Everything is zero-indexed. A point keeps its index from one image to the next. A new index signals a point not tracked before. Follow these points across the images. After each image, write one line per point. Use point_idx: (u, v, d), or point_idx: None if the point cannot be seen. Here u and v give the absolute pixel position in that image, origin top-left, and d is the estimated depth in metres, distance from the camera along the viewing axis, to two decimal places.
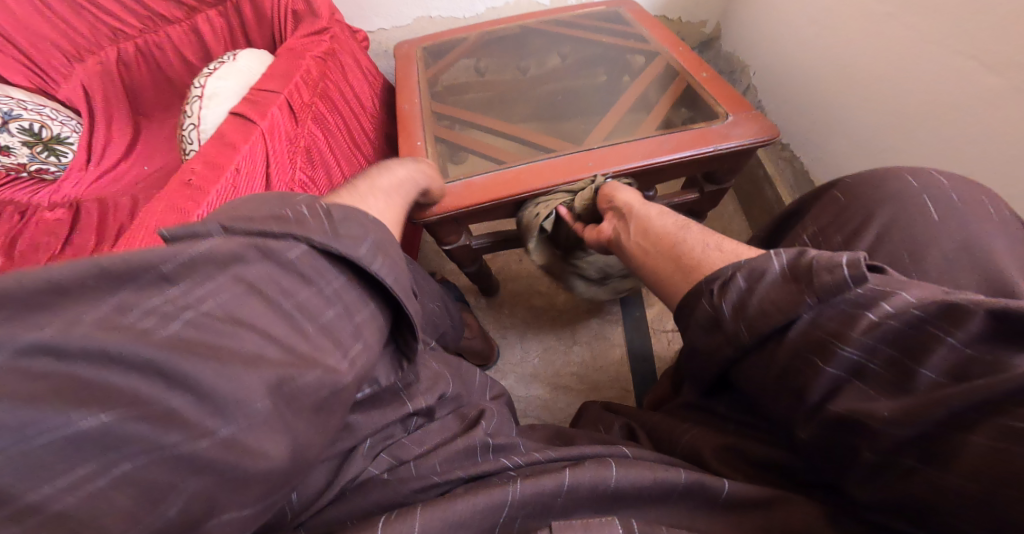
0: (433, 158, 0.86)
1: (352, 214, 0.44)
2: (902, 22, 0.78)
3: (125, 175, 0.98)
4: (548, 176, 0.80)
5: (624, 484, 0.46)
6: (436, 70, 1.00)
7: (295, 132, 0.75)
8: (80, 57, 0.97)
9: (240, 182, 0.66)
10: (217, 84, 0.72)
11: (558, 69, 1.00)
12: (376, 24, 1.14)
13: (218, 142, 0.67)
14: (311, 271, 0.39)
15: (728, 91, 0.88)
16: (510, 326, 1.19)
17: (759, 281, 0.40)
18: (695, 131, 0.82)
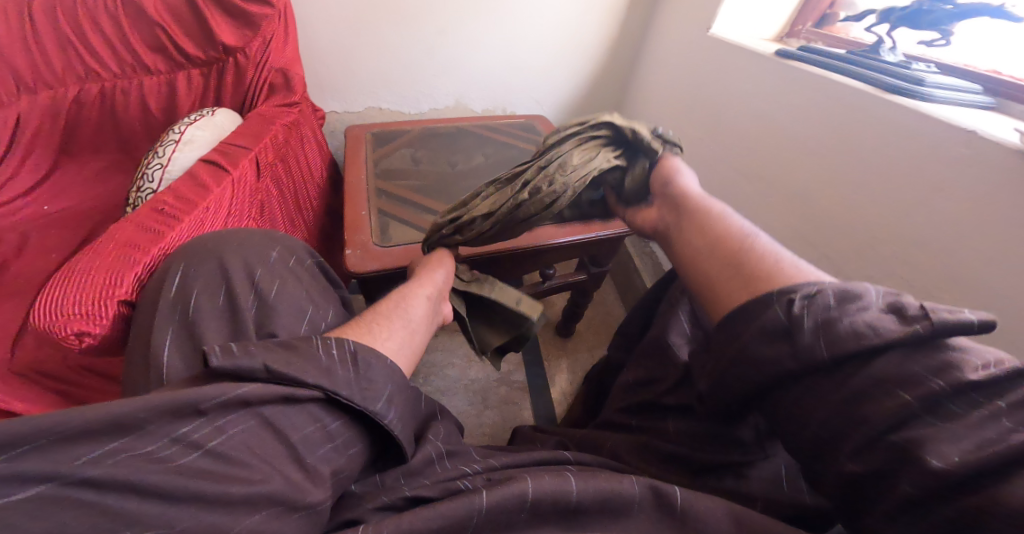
0: (372, 225, 0.96)
1: (374, 363, 0.54)
2: (710, 146, 1.12)
3: (18, 212, 0.90)
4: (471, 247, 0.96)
5: (585, 495, 0.57)
6: (380, 152, 1.13)
7: (257, 186, 0.80)
8: (31, 89, 0.90)
9: (207, 220, 0.70)
10: (195, 132, 0.77)
11: (483, 163, 1.19)
12: (330, 105, 1.29)
13: (191, 181, 0.71)
14: (316, 416, 0.50)
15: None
16: (423, 393, 1.22)
17: (850, 303, 0.44)
18: (585, 221, 1.05)
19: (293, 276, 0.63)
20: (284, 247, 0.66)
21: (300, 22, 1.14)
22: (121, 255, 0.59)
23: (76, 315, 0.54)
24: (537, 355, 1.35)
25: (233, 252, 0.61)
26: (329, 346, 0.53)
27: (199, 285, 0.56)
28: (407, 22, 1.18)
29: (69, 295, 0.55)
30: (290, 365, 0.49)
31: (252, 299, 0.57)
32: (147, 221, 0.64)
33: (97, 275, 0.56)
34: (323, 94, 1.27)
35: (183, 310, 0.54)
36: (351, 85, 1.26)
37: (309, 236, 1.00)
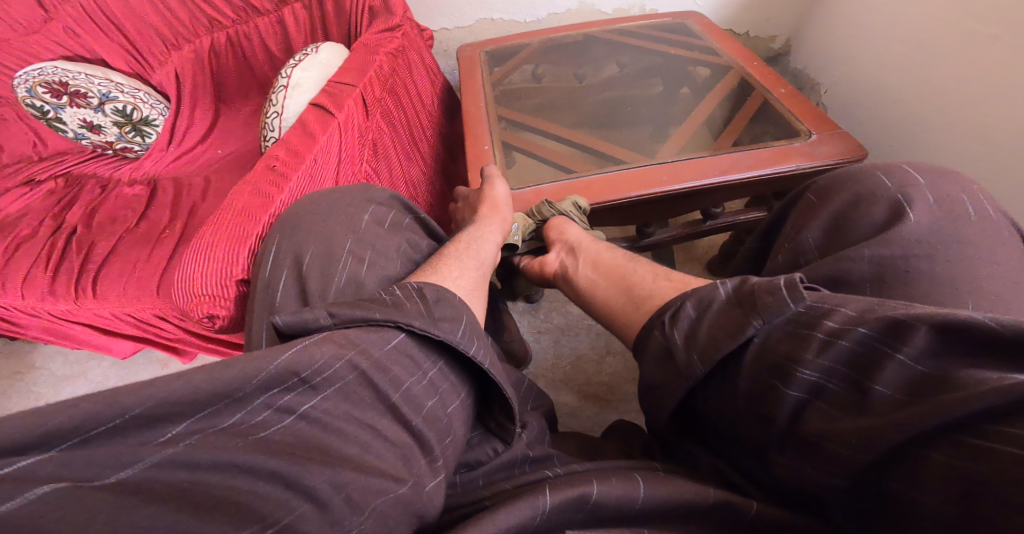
0: (501, 160, 0.89)
1: (441, 295, 0.59)
2: (1008, 45, 0.81)
3: (201, 157, 1.10)
4: (622, 189, 0.82)
5: (648, 502, 0.49)
6: (499, 73, 1.04)
7: (366, 125, 0.78)
8: (178, 46, 1.08)
9: (316, 173, 0.71)
10: (301, 75, 0.78)
11: (613, 77, 1.04)
12: (439, 22, 1.20)
13: (299, 131, 0.72)
14: (410, 362, 0.54)
15: (808, 108, 0.89)
16: (544, 331, 1.25)
17: (705, 311, 0.47)
18: (779, 149, 0.83)
19: (388, 240, 0.66)
20: (375, 203, 0.68)
21: None
22: (237, 228, 0.64)
23: (206, 297, 0.62)
24: None
25: (323, 223, 0.62)
26: (398, 292, 0.59)
27: (294, 263, 0.59)
28: None
29: (200, 277, 0.63)
30: (355, 309, 0.54)
31: (345, 263, 0.59)
32: (260, 183, 0.68)
33: (215, 253, 0.62)
34: (431, 12, 1.18)
35: (274, 295, 0.57)
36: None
37: (426, 171, 0.99)
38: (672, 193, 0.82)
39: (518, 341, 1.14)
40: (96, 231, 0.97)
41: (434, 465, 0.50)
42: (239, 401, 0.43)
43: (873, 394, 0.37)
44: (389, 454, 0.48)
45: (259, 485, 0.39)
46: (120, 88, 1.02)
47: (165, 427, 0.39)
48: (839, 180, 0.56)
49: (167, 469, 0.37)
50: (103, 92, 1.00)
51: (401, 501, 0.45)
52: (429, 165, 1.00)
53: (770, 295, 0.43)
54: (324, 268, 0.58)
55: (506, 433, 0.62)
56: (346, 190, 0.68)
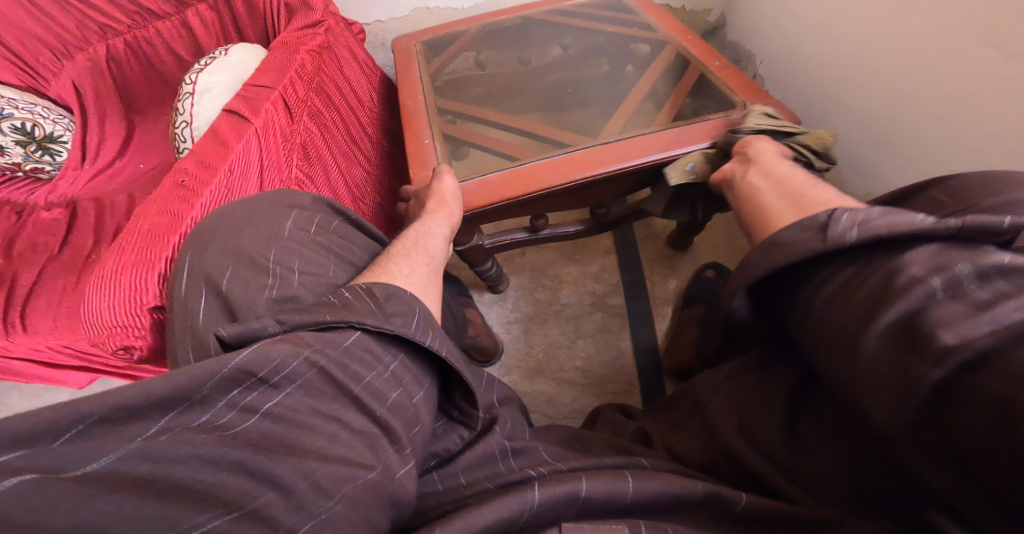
0: (440, 153, 0.84)
1: (392, 291, 0.56)
2: (917, 13, 0.80)
3: (121, 173, 1.01)
4: (565, 171, 0.79)
5: (641, 497, 0.52)
6: (436, 64, 0.98)
7: (292, 128, 0.73)
8: (70, 55, 0.96)
9: (234, 184, 0.66)
10: (210, 79, 0.71)
11: (558, 59, 1.01)
12: (372, 15, 1.13)
13: (212, 140, 0.66)
14: (368, 359, 0.51)
15: (743, 79, 0.87)
16: (513, 321, 1.21)
17: (899, 216, 0.43)
18: (716, 121, 0.81)
19: (312, 244, 0.60)
20: (296, 207, 0.62)
21: None
22: (145, 250, 0.59)
23: (118, 330, 0.58)
24: (636, 273, 1.23)
25: (240, 237, 0.57)
26: (344, 293, 0.55)
27: (210, 287, 0.53)
28: None
29: (105, 308, 0.58)
30: (304, 314, 0.51)
31: (273, 281, 0.54)
32: (170, 202, 0.62)
33: (122, 280, 0.57)
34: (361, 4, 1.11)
35: (194, 321, 0.52)
36: None
37: (371, 170, 0.93)
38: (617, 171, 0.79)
39: (487, 335, 1.10)
40: (17, 261, 0.88)
41: (405, 452, 0.49)
42: (201, 400, 0.42)
43: (995, 318, 0.34)
44: (356, 444, 0.46)
45: (229, 478, 0.38)
46: (13, 104, 0.92)
47: (130, 426, 0.38)
48: (972, 181, 0.51)
49: (129, 462, 0.35)
50: None
51: (374, 488, 0.44)
52: (373, 163, 0.94)
53: (977, 227, 0.40)
54: (246, 282, 0.53)
55: (472, 419, 0.60)
56: (260, 197, 0.62)
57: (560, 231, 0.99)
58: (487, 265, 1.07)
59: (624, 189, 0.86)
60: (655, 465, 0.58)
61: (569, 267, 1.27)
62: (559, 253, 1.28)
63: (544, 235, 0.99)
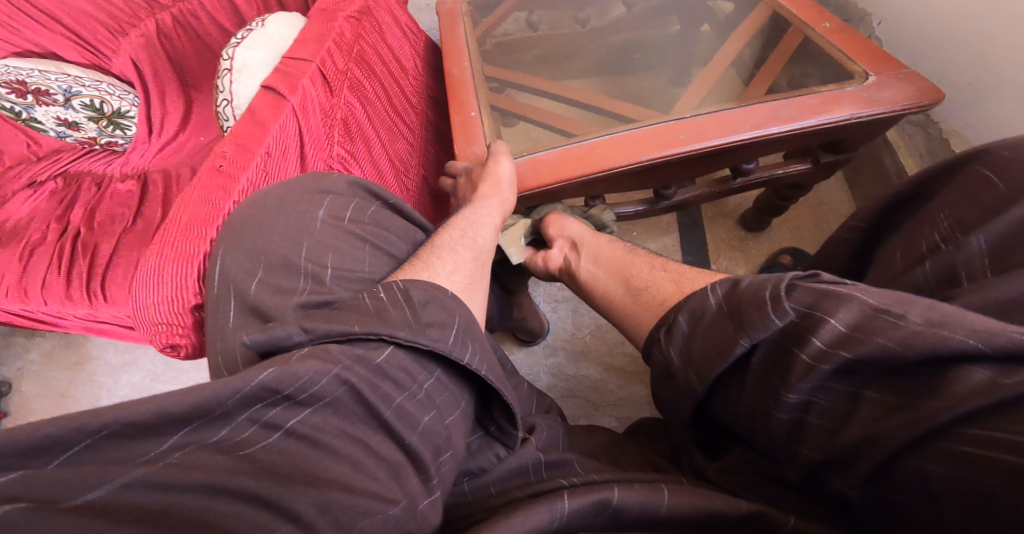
0: (488, 128, 0.79)
1: (430, 296, 0.52)
2: None
3: (184, 146, 1.06)
4: (629, 153, 0.71)
5: (676, 513, 0.45)
6: (483, 27, 0.91)
7: (332, 103, 0.71)
8: (124, 32, 0.98)
9: (272, 167, 0.65)
10: (246, 55, 0.69)
11: (622, 19, 0.90)
12: None
13: (247, 120, 0.65)
14: (402, 376, 0.48)
15: (862, 42, 0.74)
16: (561, 300, 1.16)
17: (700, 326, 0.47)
18: (826, 95, 0.69)
19: (345, 236, 0.58)
20: (331, 194, 0.61)
21: None
22: (181, 243, 0.59)
23: (163, 326, 0.59)
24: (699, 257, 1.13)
25: (273, 230, 0.56)
26: (380, 294, 0.52)
27: (237, 282, 0.53)
28: None
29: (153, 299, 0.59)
30: (333, 322, 0.48)
31: (306, 282, 0.53)
32: (207, 188, 0.62)
33: (166, 273, 0.58)
34: None
35: (225, 323, 0.51)
36: None
37: (416, 147, 0.89)
38: (690, 153, 0.70)
39: (534, 316, 1.07)
40: (97, 232, 0.94)
41: (430, 481, 0.46)
42: (225, 413, 0.40)
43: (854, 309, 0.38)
44: (381, 475, 0.43)
45: (246, 510, 0.36)
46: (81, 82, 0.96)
47: (152, 443, 0.38)
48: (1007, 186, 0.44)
49: (138, 491, 0.34)
50: (64, 88, 0.94)
51: (394, 522, 0.41)
52: (418, 138, 0.90)
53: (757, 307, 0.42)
54: (277, 288, 0.51)
55: (511, 437, 0.54)
56: (298, 181, 0.60)
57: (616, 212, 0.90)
58: None
59: (695, 170, 0.77)
60: (692, 480, 0.50)
61: None
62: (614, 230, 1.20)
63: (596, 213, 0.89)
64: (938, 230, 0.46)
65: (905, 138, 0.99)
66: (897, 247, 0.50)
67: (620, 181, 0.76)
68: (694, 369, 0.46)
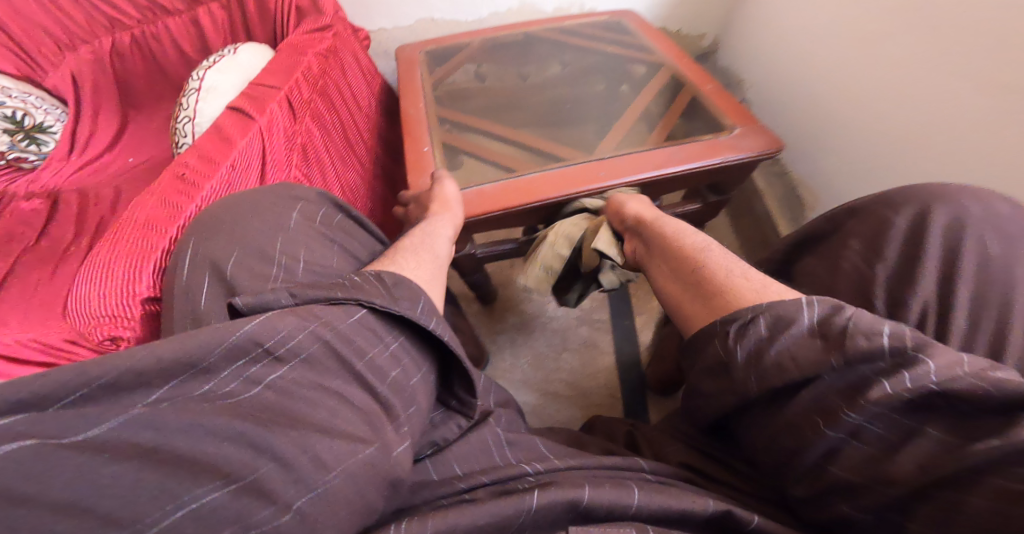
0: (438, 163, 0.86)
1: (401, 279, 0.55)
2: (900, 39, 0.86)
3: (109, 166, 1.01)
4: (561, 187, 0.81)
5: (648, 509, 0.49)
6: (438, 74, 1.01)
7: (295, 128, 0.75)
8: (74, 47, 0.98)
9: (237, 179, 0.67)
10: (215, 78, 0.74)
11: (556, 76, 1.04)
12: (377, 23, 1.17)
13: (214, 135, 0.67)
14: (371, 334, 0.49)
15: (732, 103, 0.91)
16: (500, 332, 1.21)
17: (783, 331, 0.44)
18: (706, 144, 0.85)
19: (317, 236, 0.61)
20: (303, 200, 0.63)
21: None
22: (139, 242, 0.57)
23: (106, 319, 0.56)
24: (622, 293, 1.25)
25: (250, 226, 0.57)
26: (354, 277, 0.54)
27: (213, 264, 0.53)
28: None
29: (95, 294, 0.55)
30: (317, 289, 0.49)
31: (278, 271, 0.54)
32: (169, 194, 0.62)
33: (115, 268, 0.55)
34: (366, 11, 1.14)
35: (195, 303, 0.51)
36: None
37: (363, 175, 0.93)
38: (609, 187, 0.82)
39: (475, 344, 1.11)
40: None
41: (401, 429, 0.47)
42: (209, 368, 0.39)
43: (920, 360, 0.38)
44: (357, 419, 0.44)
45: (232, 451, 0.35)
46: (6, 92, 0.93)
47: (141, 392, 0.36)
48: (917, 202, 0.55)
49: (132, 428, 0.33)
50: None
51: (371, 463, 0.42)
52: (368, 169, 0.95)
53: (862, 338, 0.40)
54: (254, 271, 0.53)
55: (470, 407, 0.59)
56: (271, 189, 0.63)
57: None
58: (478, 276, 1.08)
59: None
60: (653, 465, 0.55)
61: None
62: None
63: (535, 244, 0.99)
64: (852, 251, 0.57)
65: (769, 187, 1.19)
66: (819, 266, 0.60)
67: (551, 213, 0.86)
68: (753, 376, 0.46)
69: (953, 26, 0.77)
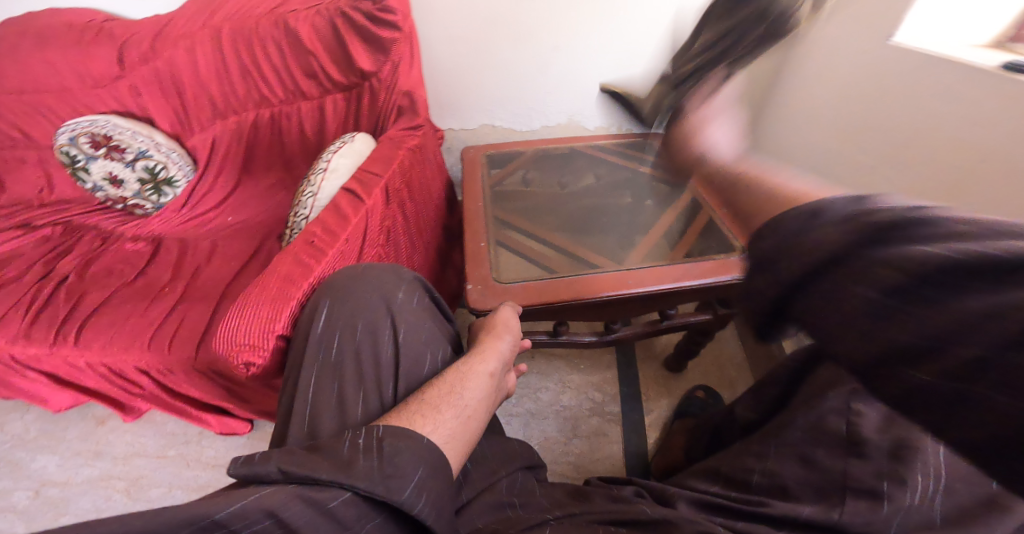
0: (491, 258, 1.01)
1: (402, 448, 0.56)
2: None
3: (210, 222, 1.25)
4: (594, 288, 0.94)
5: None
6: (496, 175, 1.23)
7: (387, 212, 0.92)
8: (223, 116, 1.22)
9: (345, 251, 0.83)
10: (339, 162, 0.95)
11: (592, 186, 1.23)
12: (448, 124, 1.49)
13: (335, 213, 0.85)
14: (340, 514, 0.52)
15: (743, 227, 1.05)
16: (515, 414, 1.27)
17: None
18: (717, 262, 0.99)
19: (414, 317, 0.72)
20: (404, 280, 0.75)
21: (426, 45, 1.31)
22: (283, 290, 0.75)
23: (247, 346, 0.72)
24: (634, 390, 1.31)
25: (366, 292, 0.71)
26: (359, 439, 0.56)
27: (340, 324, 0.69)
28: (523, 42, 1.29)
29: (241, 331, 0.73)
30: (307, 467, 0.52)
31: (388, 345, 0.68)
32: (301, 254, 0.80)
33: (256, 313, 0.73)
34: (444, 113, 1.46)
35: (328, 339, 0.68)
36: (470, 104, 1.44)
37: (422, 256, 1.09)
38: (635, 294, 0.95)
39: None
40: (91, 281, 1.08)
41: None
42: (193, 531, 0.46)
43: None
44: None
45: None
46: (158, 148, 1.17)
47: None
48: None
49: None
50: (141, 149, 1.15)
51: None
52: (426, 243, 1.12)
53: None
54: (371, 333, 0.68)
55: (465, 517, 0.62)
56: (386, 270, 0.76)
57: (574, 338, 1.10)
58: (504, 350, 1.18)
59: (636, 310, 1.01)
60: (659, 513, 0.61)
61: (573, 374, 1.35)
62: (566, 359, 1.38)
63: (562, 339, 1.09)
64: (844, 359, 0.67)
65: None
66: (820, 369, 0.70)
67: (583, 312, 0.99)
68: None
69: None
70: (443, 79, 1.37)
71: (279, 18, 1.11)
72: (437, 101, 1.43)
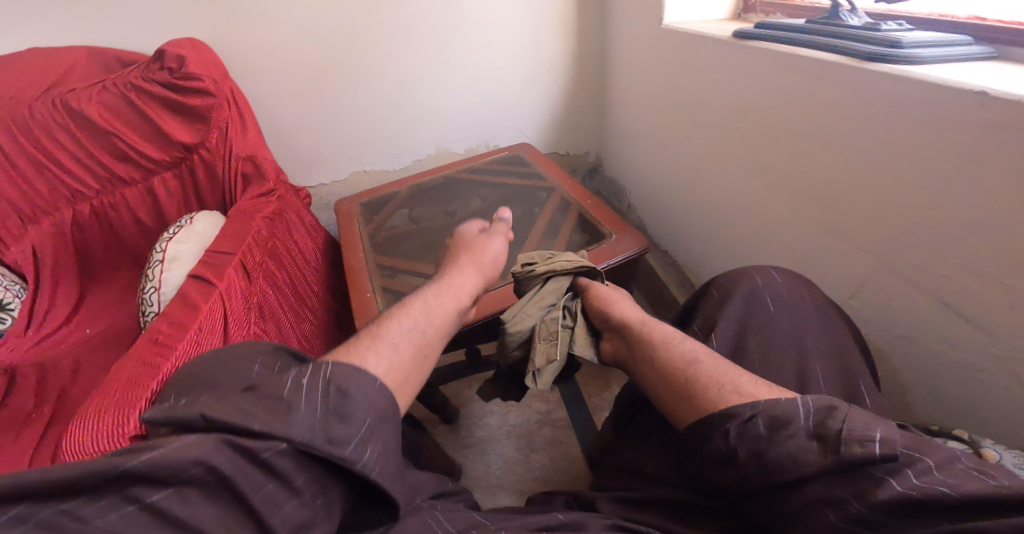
0: (382, 305, 0.95)
1: (353, 382, 0.51)
2: (703, 143, 1.03)
3: (66, 340, 1.03)
4: None
5: None
6: (376, 220, 1.18)
7: (249, 288, 0.84)
8: (35, 219, 1.05)
9: (204, 340, 0.74)
10: (177, 249, 0.85)
11: (478, 207, 1.21)
12: (316, 179, 1.40)
13: (182, 304, 0.76)
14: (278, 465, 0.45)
15: (609, 213, 1.08)
16: (468, 445, 1.21)
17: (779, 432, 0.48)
18: (593, 252, 0.98)
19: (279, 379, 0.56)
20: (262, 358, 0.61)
21: (261, 106, 1.24)
22: (125, 392, 0.64)
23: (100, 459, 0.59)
24: None
25: (214, 376, 0.57)
26: (300, 377, 0.51)
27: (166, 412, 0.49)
28: (363, 80, 1.26)
29: (88, 438, 0.60)
30: (238, 409, 0.47)
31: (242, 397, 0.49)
32: (146, 355, 0.69)
33: (95, 415, 0.62)
34: (307, 169, 1.37)
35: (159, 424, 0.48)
36: (331, 156, 1.36)
37: (312, 322, 1.01)
38: None
39: None
40: None
41: None
42: None
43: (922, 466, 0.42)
44: None
45: None
46: None
47: None
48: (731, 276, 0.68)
49: None
50: None
51: None
52: (314, 308, 1.04)
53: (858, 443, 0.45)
54: (219, 396, 0.48)
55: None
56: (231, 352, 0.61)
57: None
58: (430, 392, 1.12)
59: None
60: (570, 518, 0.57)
61: None
62: None
63: None
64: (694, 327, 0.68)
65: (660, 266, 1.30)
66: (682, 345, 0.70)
67: None
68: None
69: (729, 131, 0.94)
70: (292, 134, 1.30)
71: (55, 100, 1.02)
72: (292, 158, 1.34)
